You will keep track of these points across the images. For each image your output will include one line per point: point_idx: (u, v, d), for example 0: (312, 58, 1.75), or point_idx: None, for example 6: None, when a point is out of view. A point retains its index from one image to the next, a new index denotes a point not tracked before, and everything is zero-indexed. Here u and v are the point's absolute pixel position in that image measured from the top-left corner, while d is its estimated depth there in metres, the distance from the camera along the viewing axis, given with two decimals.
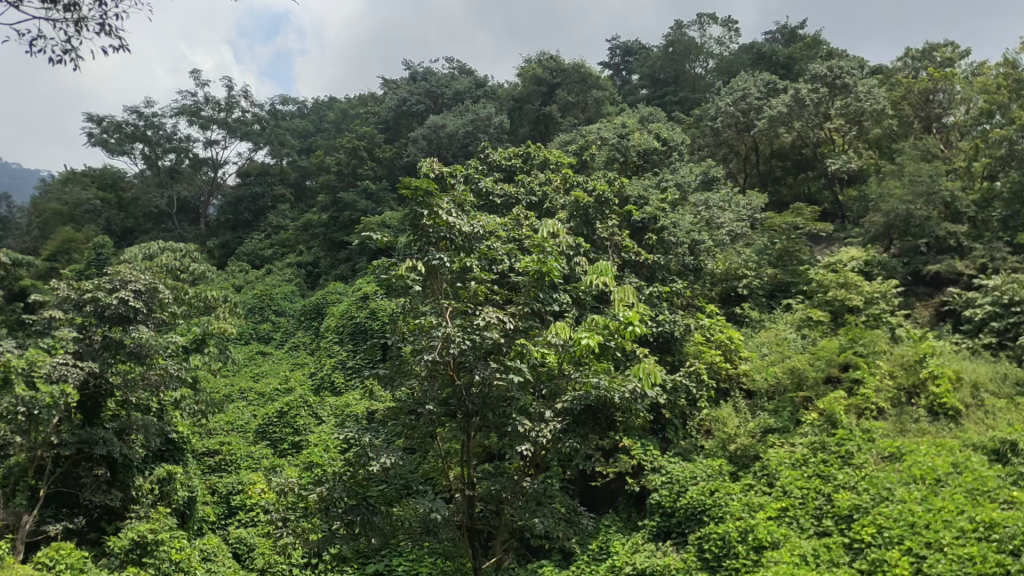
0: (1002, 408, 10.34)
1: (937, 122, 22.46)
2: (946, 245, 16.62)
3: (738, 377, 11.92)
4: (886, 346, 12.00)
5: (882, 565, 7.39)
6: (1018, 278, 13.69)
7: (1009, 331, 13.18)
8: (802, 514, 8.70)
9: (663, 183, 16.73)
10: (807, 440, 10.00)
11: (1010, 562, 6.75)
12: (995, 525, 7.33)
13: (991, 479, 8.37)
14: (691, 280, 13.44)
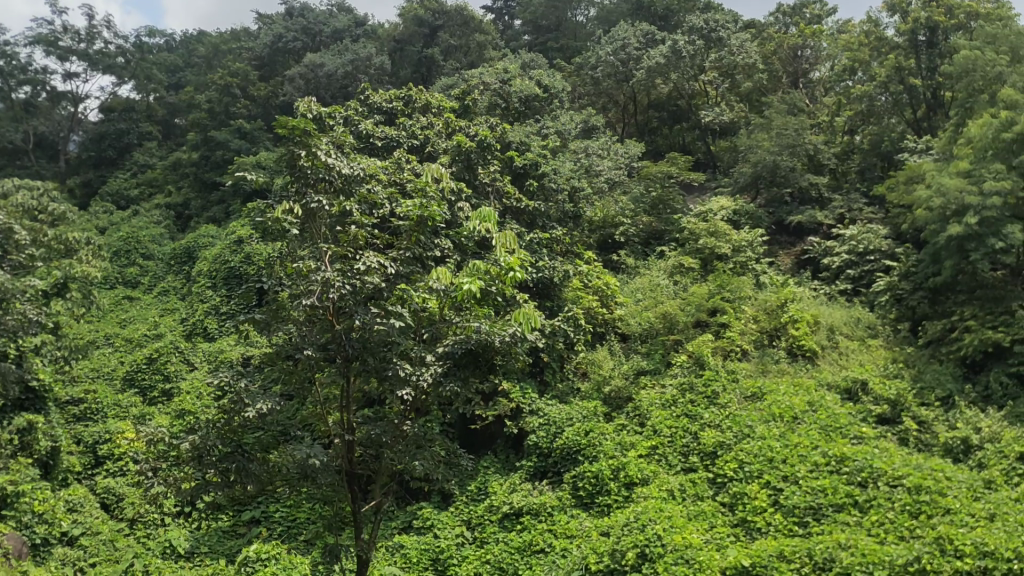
0: (853, 349, 11.27)
1: (803, 77, 23.56)
2: (808, 196, 17.56)
3: (614, 322, 12.26)
4: (750, 291, 12.60)
5: (742, 498, 7.85)
6: (872, 230, 14.65)
7: (862, 278, 14.12)
8: (671, 451, 9.10)
9: (544, 130, 16.81)
10: (677, 382, 10.43)
11: (858, 494, 7.34)
12: (845, 458, 7.94)
13: (843, 416, 9.00)
14: (570, 227, 13.69)
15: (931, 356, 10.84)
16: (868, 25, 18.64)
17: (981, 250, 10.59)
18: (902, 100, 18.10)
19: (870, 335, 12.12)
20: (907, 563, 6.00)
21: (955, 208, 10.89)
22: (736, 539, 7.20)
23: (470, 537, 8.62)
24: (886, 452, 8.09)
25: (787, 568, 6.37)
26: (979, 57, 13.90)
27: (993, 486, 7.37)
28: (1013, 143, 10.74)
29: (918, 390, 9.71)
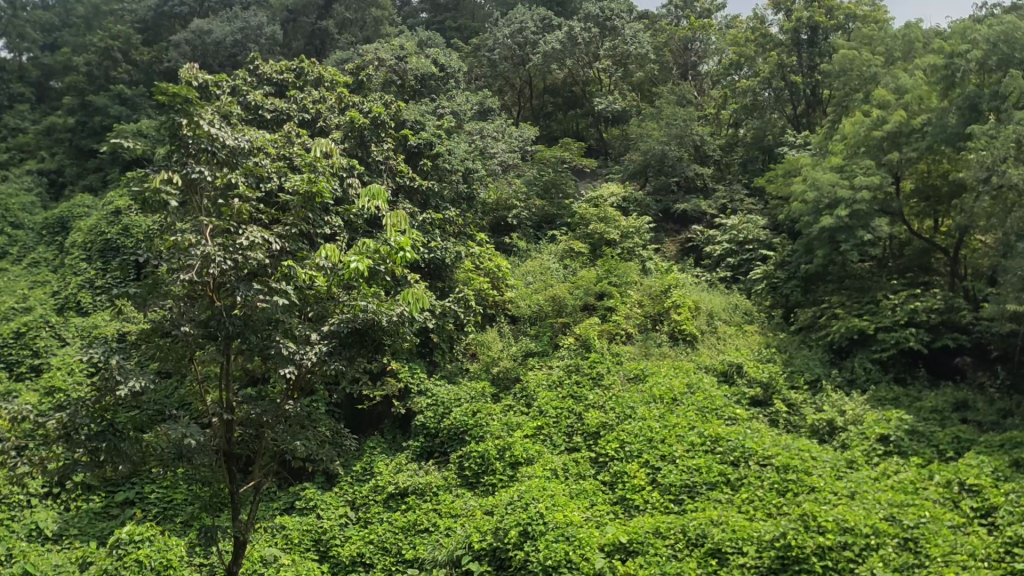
0: (730, 334, 11.76)
1: (692, 70, 24.12)
2: (693, 185, 18.04)
3: (505, 304, 12.34)
4: (636, 277, 13.02)
5: (622, 477, 8.06)
6: (753, 220, 15.24)
7: (742, 266, 14.68)
8: (555, 431, 9.24)
9: (439, 109, 16.71)
10: (564, 363, 10.61)
11: (730, 472, 7.68)
12: (719, 439, 8.26)
13: (719, 398, 9.38)
14: (463, 208, 13.70)
15: (803, 341, 11.48)
16: (754, 21, 19.27)
17: (851, 241, 11.15)
18: (784, 96, 18.82)
19: (749, 322, 12.59)
20: (774, 539, 6.29)
21: (828, 200, 11.35)
22: (615, 517, 7.38)
23: (354, 518, 8.55)
24: (757, 433, 8.45)
25: (662, 544, 6.59)
26: (856, 58, 14.59)
27: (854, 465, 7.81)
28: (882, 142, 11.51)
29: (789, 374, 10.19)
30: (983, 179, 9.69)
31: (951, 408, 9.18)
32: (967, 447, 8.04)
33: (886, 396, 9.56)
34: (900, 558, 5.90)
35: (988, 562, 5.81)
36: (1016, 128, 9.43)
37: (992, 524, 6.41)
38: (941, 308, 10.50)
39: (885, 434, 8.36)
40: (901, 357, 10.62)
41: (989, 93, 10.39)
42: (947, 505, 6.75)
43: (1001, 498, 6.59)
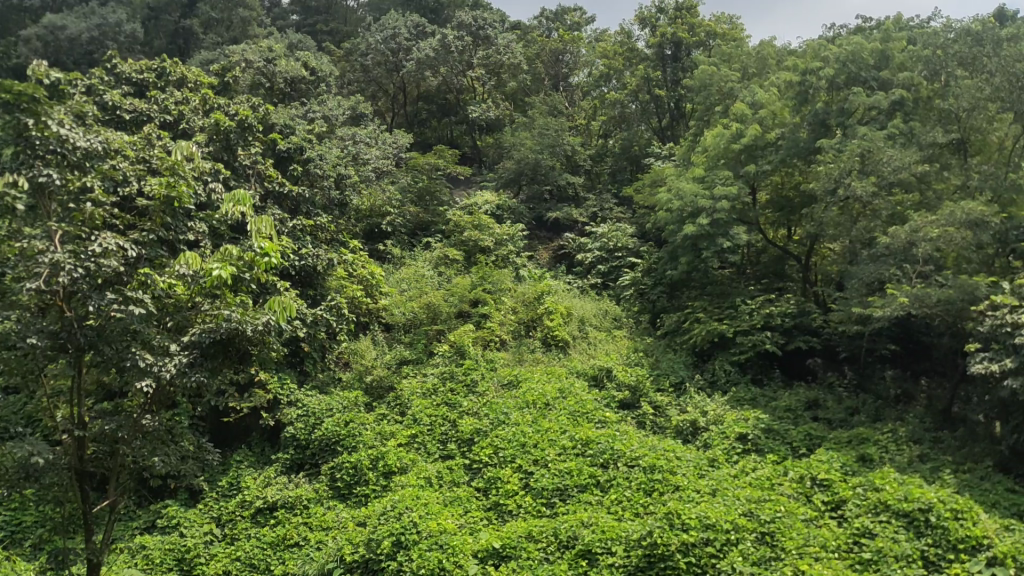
0: (600, 340, 12.10)
1: (563, 81, 24.48)
2: (565, 193, 18.41)
3: (378, 312, 11.87)
4: (510, 284, 13.17)
5: (495, 483, 8.06)
6: (621, 228, 15.76)
7: (611, 273, 15.11)
8: (430, 439, 9.13)
9: (309, 113, 16.38)
10: (438, 370, 10.57)
11: (600, 474, 7.85)
12: (590, 442, 8.44)
13: (590, 402, 9.58)
14: (335, 214, 13.45)
15: (668, 345, 11.88)
16: (621, 36, 19.84)
17: (712, 249, 11.60)
18: (649, 109, 19.50)
19: (617, 327, 12.96)
20: (641, 538, 6.47)
21: (691, 209, 11.71)
22: (488, 523, 7.37)
23: (219, 535, 8.15)
24: (626, 435, 8.68)
25: (535, 548, 6.66)
26: (716, 73, 15.22)
27: (715, 463, 8.11)
28: (740, 154, 12.04)
29: (655, 377, 10.52)
30: (831, 190, 10.31)
31: (803, 407, 9.73)
32: (818, 444, 8.52)
33: (745, 396, 10.00)
34: (758, 552, 6.17)
35: (837, 551, 6.13)
36: (861, 144, 10.12)
37: (841, 515, 6.76)
38: (794, 312, 11.13)
39: (744, 433, 8.74)
40: (758, 359, 11.16)
41: (837, 110, 11.28)
42: (800, 499, 7.10)
43: (849, 492, 6.98)
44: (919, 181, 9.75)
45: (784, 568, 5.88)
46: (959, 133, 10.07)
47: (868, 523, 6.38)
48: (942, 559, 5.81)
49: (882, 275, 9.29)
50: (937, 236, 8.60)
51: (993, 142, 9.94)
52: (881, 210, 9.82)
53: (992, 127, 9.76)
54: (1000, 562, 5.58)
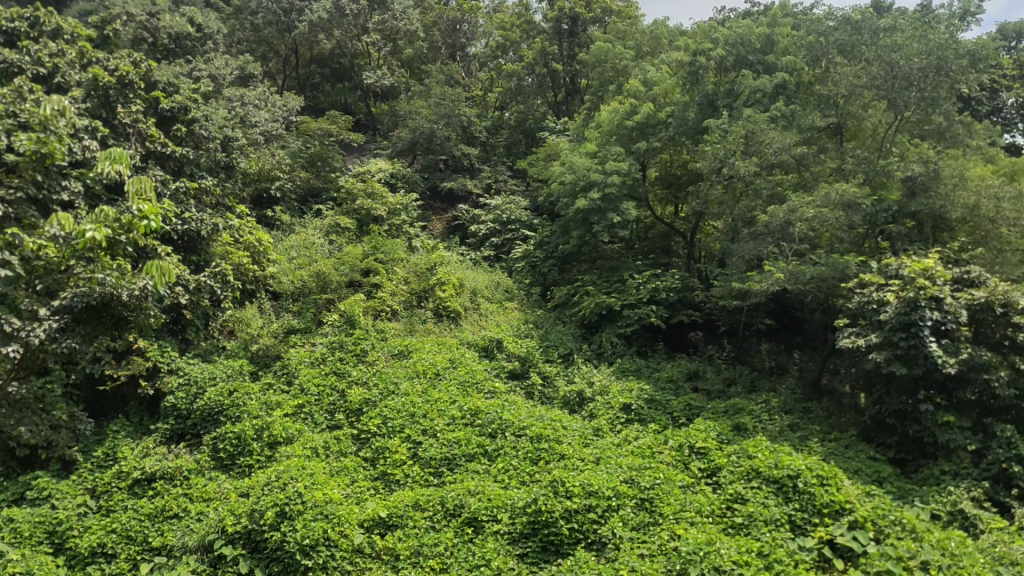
0: (491, 311, 12.23)
1: (460, 52, 24.69)
2: (460, 164, 18.35)
3: (266, 280, 11.46)
4: (402, 254, 13.04)
5: (383, 453, 7.96)
6: (514, 201, 15.83)
7: (503, 246, 15.20)
8: (317, 409, 8.92)
9: (195, 72, 15.70)
10: (326, 340, 10.32)
11: (488, 443, 7.95)
12: (478, 412, 8.52)
13: (480, 373, 9.67)
14: (222, 177, 12.98)
15: (558, 318, 12.06)
16: (519, 7, 19.90)
17: (603, 223, 11.72)
18: (546, 83, 19.68)
19: (509, 299, 13.08)
20: (526, 505, 6.59)
21: (584, 183, 11.80)
22: (375, 493, 7.29)
23: (94, 507, 7.52)
24: (514, 405, 8.81)
25: (421, 516, 6.68)
26: (610, 50, 15.38)
27: (600, 433, 8.29)
28: (632, 131, 12.20)
29: (544, 349, 10.69)
30: (716, 169, 10.63)
31: (684, 377, 10.10)
32: (696, 413, 8.86)
33: (629, 367, 10.28)
34: (637, 517, 6.38)
35: (711, 516, 6.38)
36: (744, 125, 10.38)
37: (716, 482, 7.04)
38: (678, 288, 11.54)
39: (628, 404, 8.98)
40: (643, 332, 11.47)
41: (724, 91, 11.65)
42: (679, 467, 7.35)
43: (724, 459, 7.28)
44: (798, 163, 10.27)
45: (661, 533, 6.10)
46: (838, 118, 10.65)
47: (740, 489, 6.66)
48: (807, 523, 6.14)
49: (761, 252, 9.62)
50: (813, 216, 9.07)
51: (867, 128, 10.67)
52: (761, 189, 10.21)
53: (867, 113, 10.42)
54: (860, 525, 5.98)
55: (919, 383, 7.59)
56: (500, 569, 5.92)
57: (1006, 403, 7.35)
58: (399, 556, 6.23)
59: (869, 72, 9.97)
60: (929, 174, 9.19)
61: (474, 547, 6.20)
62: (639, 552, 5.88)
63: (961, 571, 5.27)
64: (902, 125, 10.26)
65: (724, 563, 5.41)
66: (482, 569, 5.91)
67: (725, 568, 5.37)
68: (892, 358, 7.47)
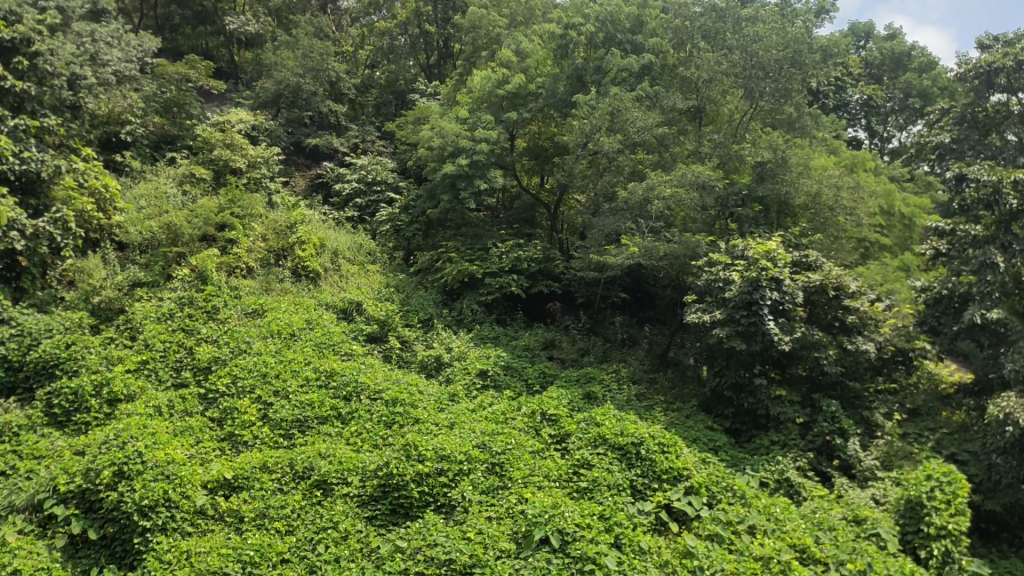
0: (352, 273, 12.07)
1: (331, 4, 24.09)
2: (326, 121, 17.93)
3: (112, 229, 10.82)
4: (261, 210, 12.58)
5: (232, 413, 7.70)
6: (381, 161, 15.76)
7: (368, 207, 15.00)
8: (162, 366, 8.51)
9: (40, 1, 14.48)
10: (175, 296, 9.82)
11: (342, 406, 7.86)
12: (334, 374, 8.41)
13: (337, 335, 9.54)
14: (66, 117, 12.11)
15: (419, 283, 12.02)
16: None
17: (469, 190, 11.58)
18: (418, 44, 19.51)
19: (370, 262, 12.93)
20: (377, 469, 6.59)
21: (451, 148, 11.59)
22: (221, 454, 7.07)
23: None
24: (370, 368, 8.76)
25: (268, 478, 6.54)
26: (485, 16, 15.37)
27: (455, 398, 8.36)
28: (502, 100, 12.20)
29: (404, 313, 10.62)
30: (581, 144, 10.77)
31: (540, 346, 10.32)
32: (550, 381, 9.09)
33: (489, 335, 10.40)
34: (487, 481, 6.50)
35: (557, 481, 6.56)
36: (611, 102, 10.55)
37: (565, 448, 7.24)
38: (539, 258, 11.73)
39: (484, 370, 9.09)
40: (503, 301, 11.59)
41: (593, 67, 11.80)
42: (530, 433, 7.50)
43: (573, 427, 7.49)
44: (659, 143, 10.60)
45: (509, 496, 6.25)
46: (697, 102, 11.03)
47: (587, 455, 6.86)
48: (647, 488, 6.43)
49: (619, 227, 9.87)
50: (669, 196, 9.38)
51: (724, 114, 11.14)
52: (624, 166, 10.51)
53: (725, 100, 10.88)
54: (695, 491, 6.33)
55: (756, 358, 8.04)
56: (348, 532, 5.90)
57: (832, 378, 7.95)
58: (244, 518, 6.08)
59: (730, 59, 10.47)
60: (777, 162, 9.67)
61: (322, 509, 6.14)
62: (487, 515, 6.00)
63: (784, 535, 5.65)
64: (756, 114, 10.75)
65: (567, 525, 5.58)
66: (329, 532, 5.86)
67: (568, 530, 5.54)
68: (733, 334, 7.83)
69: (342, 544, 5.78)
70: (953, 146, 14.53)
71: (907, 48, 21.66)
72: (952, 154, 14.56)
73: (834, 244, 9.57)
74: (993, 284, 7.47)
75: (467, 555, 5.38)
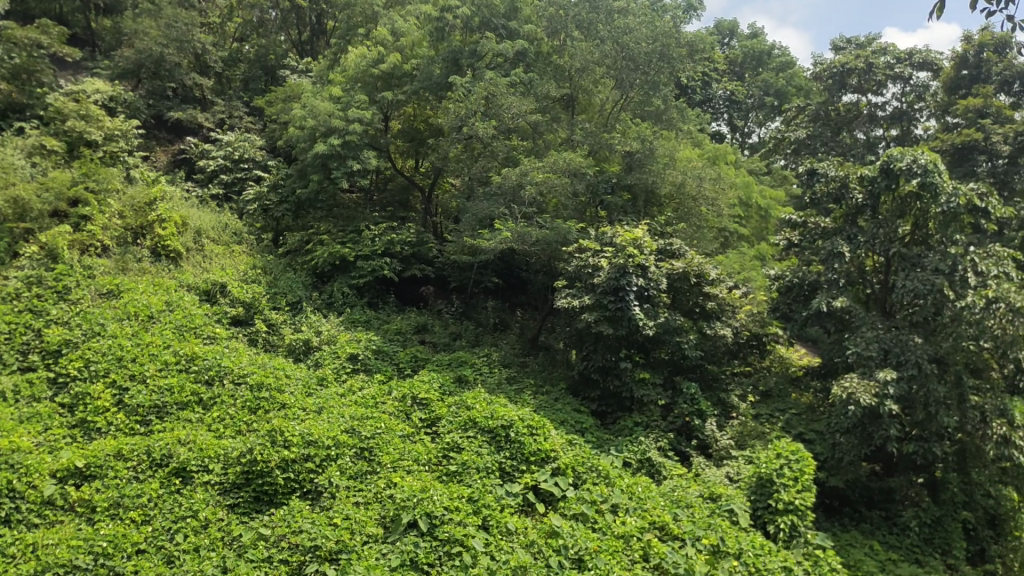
0: (216, 254, 11.69)
1: None
2: (191, 94, 17.22)
3: None
4: (119, 185, 11.90)
5: (84, 399, 7.26)
6: (248, 138, 15.28)
7: (234, 185, 14.52)
8: (6, 349, 7.89)
9: None
10: (21, 274, 9.14)
11: (204, 391, 7.60)
12: (195, 358, 8.10)
13: (199, 317, 9.19)
14: None
15: (288, 265, 11.74)
16: None
17: (342, 170, 11.33)
18: (290, 19, 19.19)
19: (236, 242, 12.54)
20: (240, 456, 6.38)
21: (323, 129, 11.30)
22: (72, 442, 6.66)
23: None
24: (234, 352, 8.51)
25: (123, 466, 6.17)
26: None
27: (324, 382, 8.23)
28: (376, 81, 12.05)
29: (271, 295, 10.35)
30: (456, 128, 10.73)
31: (412, 330, 10.28)
32: (421, 365, 9.09)
33: (359, 318, 10.28)
34: (355, 466, 6.45)
35: (427, 465, 6.56)
36: (486, 86, 10.53)
37: (435, 431, 7.26)
38: (413, 241, 11.68)
39: (354, 354, 8.98)
40: (375, 283, 11.48)
41: (468, 51, 11.75)
42: (400, 416, 7.47)
43: (444, 410, 7.52)
44: (533, 129, 10.72)
45: (377, 481, 6.23)
46: (570, 90, 11.20)
47: (457, 438, 6.89)
48: (516, 470, 6.53)
49: (493, 212, 9.92)
50: (542, 181, 9.49)
51: (595, 104, 11.42)
52: (498, 151, 10.57)
53: (596, 90, 11.16)
54: (562, 472, 6.48)
55: (622, 342, 8.26)
56: (208, 521, 5.71)
57: (692, 362, 8.28)
58: (96, 508, 5.69)
59: (602, 50, 10.62)
60: (645, 152, 10.03)
61: (182, 498, 5.89)
62: (354, 500, 5.96)
63: (644, 512, 5.87)
64: (626, 104, 11.13)
65: (435, 509, 5.60)
66: (188, 521, 5.65)
67: (437, 514, 5.57)
68: (601, 318, 8.01)
69: (202, 533, 5.58)
70: (808, 142, 15.28)
71: (768, 47, 22.74)
72: (806, 149, 15.27)
73: (696, 233, 9.95)
74: (840, 272, 7.99)
75: (334, 541, 5.31)
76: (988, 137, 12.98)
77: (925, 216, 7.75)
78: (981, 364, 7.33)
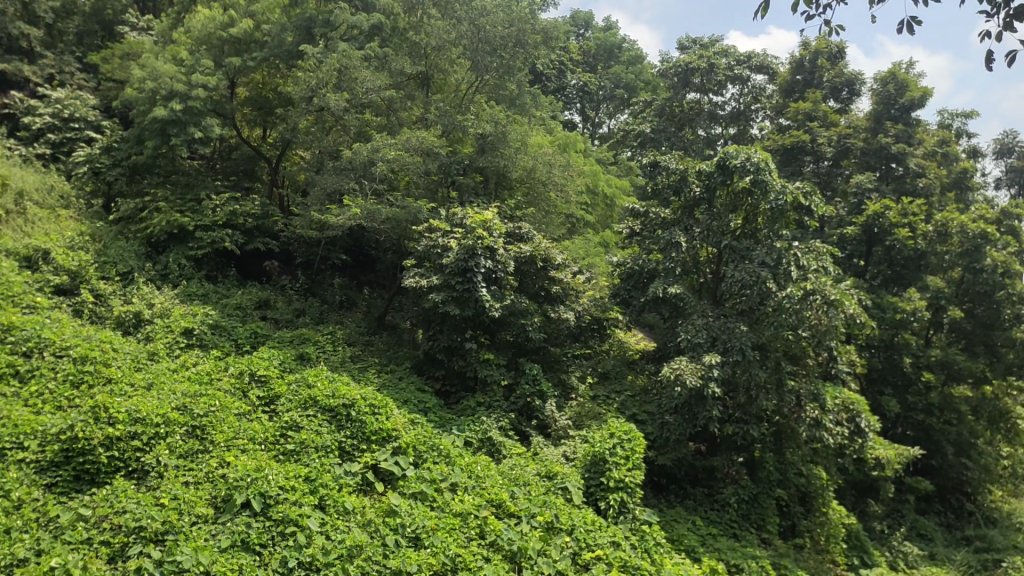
0: (40, 217, 10.87)
1: None
2: (16, 44, 15.92)
3: None
4: None
5: None
6: (81, 97, 14.33)
7: (63, 145, 13.64)
8: None
9: None
10: None
11: (20, 364, 7.03)
12: (11, 328, 7.49)
13: (18, 285, 8.51)
14: None
15: (120, 232, 11.09)
16: None
17: (182, 137, 10.75)
18: None
19: (62, 206, 11.72)
20: (59, 432, 5.93)
21: (164, 92, 10.69)
22: None
23: None
24: (56, 324, 7.96)
25: None
26: None
27: (155, 358, 7.87)
28: (224, 45, 11.56)
29: (100, 264, 9.75)
30: (306, 98, 10.39)
31: (252, 305, 9.97)
32: (261, 342, 8.91)
33: (196, 291, 9.87)
34: (185, 445, 6.20)
35: (263, 444, 6.39)
36: (338, 58, 10.27)
37: (273, 409, 7.09)
38: (257, 214, 11.36)
39: (190, 328, 8.62)
40: (215, 256, 11.09)
41: (322, 20, 11.43)
42: (236, 394, 7.23)
43: (284, 388, 7.35)
44: (387, 106, 10.63)
45: (209, 460, 6.02)
46: (425, 68, 11.03)
47: (295, 416, 6.74)
48: (355, 449, 6.49)
49: (341, 187, 9.70)
50: (393, 158, 9.42)
51: (450, 84, 11.31)
52: (350, 125, 10.42)
53: (453, 69, 11.07)
54: (402, 451, 6.49)
55: (468, 323, 8.34)
56: (22, 501, 5.22)
57: (535, 344, 8.47)
58: None
59: (458, 30, 10.62)
60: (497, 135, 9.95)
61: None
62: (184, 480, 5.72)
63: (482, 491, 5.98)
64: (480, 87, 11.23)
65: (270, 489, 5.49)
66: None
67: (271, 494, 5.46)
68: (448, 299, 8.02)
69: (14, 513, 5.09)
70: (653, 137, 16.01)
71: (619, 41, 23.43)
72: (653, 142, 15.90)
73: (544, 218, 10.24)
74: (676, 262, 8.36)
75: (160, 522, 5.10)
76: (814, 140, 13.96)
77: (754, 211, 8.23)
78: (798, 352, 7.87)
